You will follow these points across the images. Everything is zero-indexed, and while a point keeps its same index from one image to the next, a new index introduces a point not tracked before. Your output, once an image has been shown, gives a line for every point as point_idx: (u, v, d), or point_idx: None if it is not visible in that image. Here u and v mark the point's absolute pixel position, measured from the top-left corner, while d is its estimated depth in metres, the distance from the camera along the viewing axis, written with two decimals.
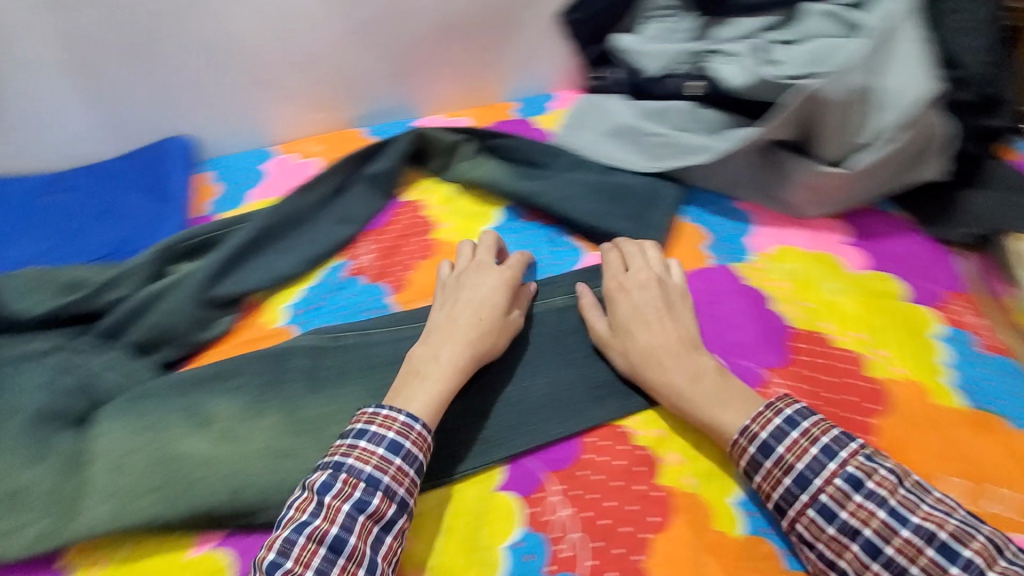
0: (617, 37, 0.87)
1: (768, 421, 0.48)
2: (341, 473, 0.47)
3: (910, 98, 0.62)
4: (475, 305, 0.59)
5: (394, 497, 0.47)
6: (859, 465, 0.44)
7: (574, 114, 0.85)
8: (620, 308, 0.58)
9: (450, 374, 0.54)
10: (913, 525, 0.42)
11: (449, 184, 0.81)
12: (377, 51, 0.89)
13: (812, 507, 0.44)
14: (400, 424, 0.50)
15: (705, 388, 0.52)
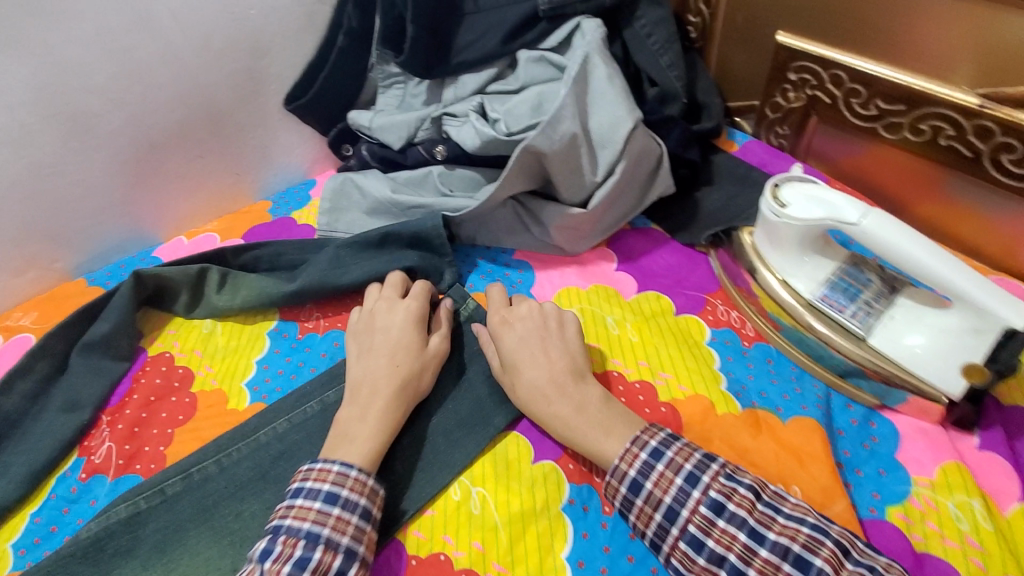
0: (353, 115, 0.84)
1: (635, 458, 0.48)
2: (280, 535, 0.45)
3: (624, 130, 0.65)
4: (391, 349, 0.58)
5: (338, 547, 0.45)
6: (720, 488, 0.46)
7: (330, 199, 0.80)
8: (505, 342, 0.58)
9: (384, 423, 0.53)
10: (769, 543, 0.43)
11: (202, 319, 0.71)
12: (77, 189, 0.75)
13: (681, 539, 0.45)
14: (336, 473, 0.48)
15: (593, 414, 0.52)
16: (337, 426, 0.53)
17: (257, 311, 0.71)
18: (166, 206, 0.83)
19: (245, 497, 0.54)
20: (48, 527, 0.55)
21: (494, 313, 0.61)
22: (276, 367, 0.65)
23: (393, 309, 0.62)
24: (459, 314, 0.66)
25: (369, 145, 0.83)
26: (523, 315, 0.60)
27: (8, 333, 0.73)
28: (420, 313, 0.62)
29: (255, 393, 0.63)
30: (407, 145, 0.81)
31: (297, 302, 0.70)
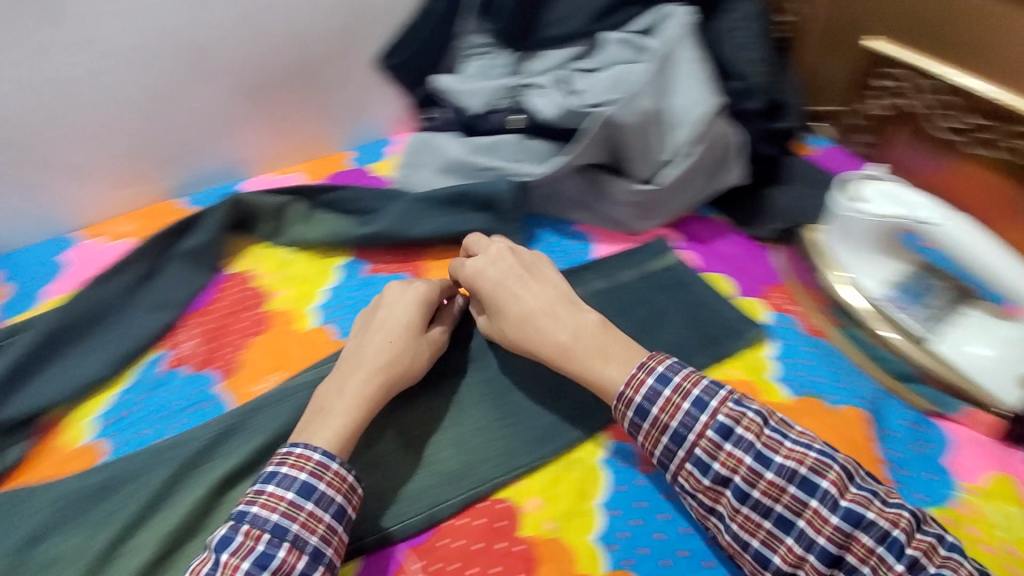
0: (436, 79, 0.86)
1: (641, 384, 0.50)
2: (242, 525, 0.44)
3: (699, 112, 0.69)
4: (387, 328, 0.57)
5: (305, 546, 0.44)
6: (729, 412, 0.47)
7: (410, 151, 0.84)
8: (484, 284, 0.60)
9: (363, 400, 0.52)
10: (776, 467, 0.45)
11: (283, 248, 0.76)
12: (185, 117, 0.82)
13: (688, 461, 0.47)
14: (315, 462, 0.47)
15: (590, 344, 0.54)
16: (313, 405, 0.52)
17: (331, 249, 0.75)
18: (257, 143, 0.89)
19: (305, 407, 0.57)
20: (133, 406, 0.60)
21: (455, 269, 0.63)
22: (345, 298, 0.70)
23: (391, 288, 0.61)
24: (663, 256, 0.70)
25: (450, 108, 0.87)
26: (493, 257, 0.62)
27: (113, 237, 0.81)
28: (431, 295, 0.61)
29: (325, 316, 0.68)
30: (486, 113, 0.83)
31: (370, 244, 0.73)
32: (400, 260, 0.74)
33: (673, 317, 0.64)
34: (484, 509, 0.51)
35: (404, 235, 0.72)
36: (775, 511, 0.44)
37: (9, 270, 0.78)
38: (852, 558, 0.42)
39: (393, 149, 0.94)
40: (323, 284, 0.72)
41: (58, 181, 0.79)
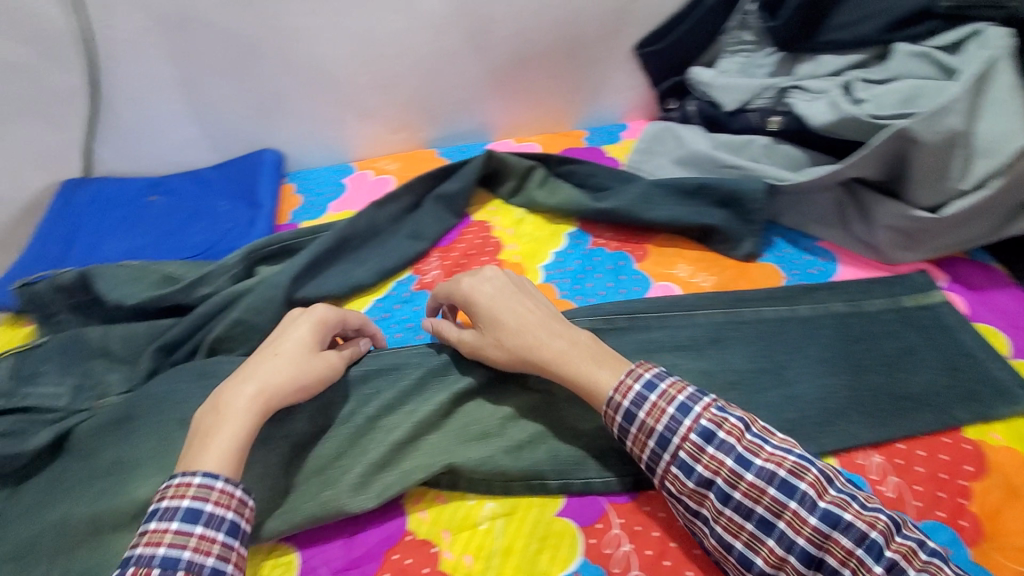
0: (696, 70, 0.87)
1: (630, 389, 0.50)
2: (129, 568, 0.40)
3: (1016, 143, 0.61)
4: (289, 345, 0.53)
5: (201, 570, 0.41)
6: (711, 417, 0.48)
7: (648, 137, 0.85)
8: (482, 298, 0.58)
9: (254, 413, 0.48)
10: (756, 469, 0.45)
11: (518, 207, 0.82)
12: (455, 79, 0.92)
13: (673, 465, 0.48)
14: (196, 487, 0.43)
15: (583, 355, 0.53)
16: (194, 424, 0.48)
17: (562, 217, 0.80)
18: (507, 110, 0.97)
19: None
20: (386, 312, 0.71)
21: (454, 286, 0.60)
22: (572, 264, 0.74)
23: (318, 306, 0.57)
24: (918, 293, 0.67)
25: (699, 102, 0.87)
26: (490, 275, 0.60)
27: (378, 172, 0.95)
28: (329, 319, 0.56)
29: (550, 276, 0.73)
30: (739, 110, 0.81)
31: (598, 218, 0.77)
32: (626, 239, 0.76)
33: (925, 356, 0.62)
34: None
35: (640, 215, 0.74)
36: (756, 512, 0.44)
37: (301, 185, 0.95)
38: (832, 561, 0.42)
39: (629, 133, 0.96)
40: (547, 248, 0.77)
41: (350, 120, 0.95)
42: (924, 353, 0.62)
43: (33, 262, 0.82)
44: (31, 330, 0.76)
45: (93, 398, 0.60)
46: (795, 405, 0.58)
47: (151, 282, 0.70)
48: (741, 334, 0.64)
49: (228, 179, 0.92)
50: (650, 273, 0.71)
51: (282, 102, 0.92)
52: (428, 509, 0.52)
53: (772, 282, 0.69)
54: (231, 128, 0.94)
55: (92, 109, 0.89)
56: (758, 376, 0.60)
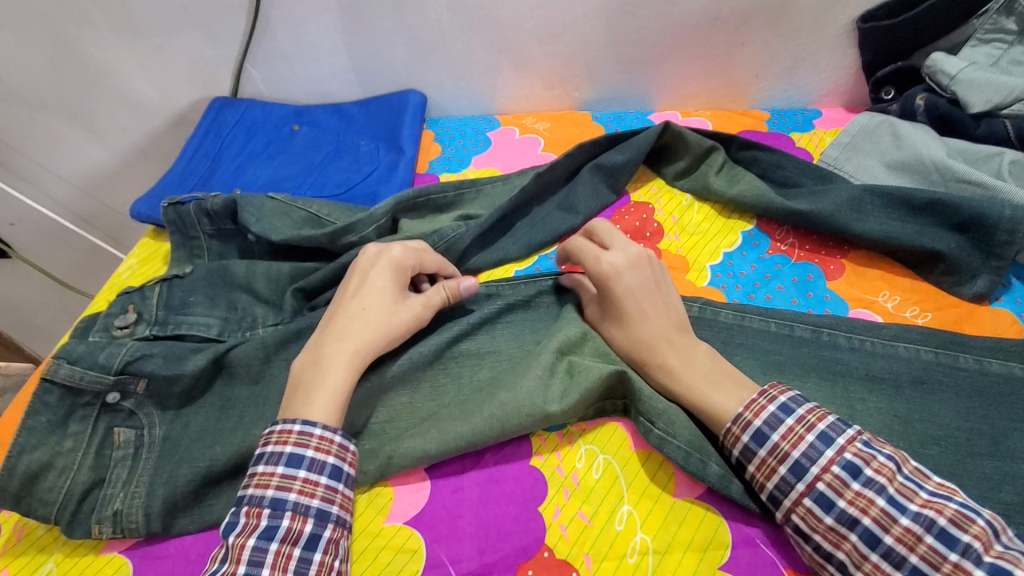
0: (939, 57, 0.70)
1: (762, 409, 0.44)
2: (242, 507, 0.43)
3: None
4: (368, 299, 0.52)
5: (307, 511, 0.43)
6: (857, 452, 0.41)
7: (855, 130, 0.71)
8: (614, 286, 0.53)
9: (343, 372, 0.48)
10: (912, 513, 0.38)
11: (684, 191, 0.72)
12: (629, 34, 0.81)
13: (807, 497, 0.41)
14: (297, 434, 0.45)
15: (699, 371, 0.48)
16: (296, 374, 0.49)
17: (737, 211, 0.69)
18: (678, 77, 0.85)
19: None
20: None
21: (589, 261, 0.55)
22: (747, 269, 0.64)
23: (394, 249, 0.56)
24: None
25: (932, 95, 0.71)
26: (634, 260, 0.54)
27: (525, 130, 0.87)
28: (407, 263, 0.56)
29: (718, 279, 0.64)
30: (987, 114, 0.67)
31: (783, 220, 0.66)
32: (816, 248, 0.64)
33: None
34: None
35: (845, 226, 0.62)
36: (909, 562, 0.37)
37: (441, 133, 0.89)
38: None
39: (823, 122, 0.81)
40: (715, 244, 0.67)
41: (505, 68, 0.87)
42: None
43: (180, 178, 0.82)
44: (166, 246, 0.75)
45: (242, 329, 0.59)
46: (1016, 484, 0.46)
47: (297, 220, 0.67)
48: (955, 381, 0.52)
49: (372, 118, 0.88)
50: (844, 294, 0.60)
51: (438, 41, 0.85)
52: (565, 525, 0.46)
53: (1010, 332, 0.56)
54: (381, 64, 0.89)
55: (251, 29, 0.87)
56: (971, 437, 0.49)
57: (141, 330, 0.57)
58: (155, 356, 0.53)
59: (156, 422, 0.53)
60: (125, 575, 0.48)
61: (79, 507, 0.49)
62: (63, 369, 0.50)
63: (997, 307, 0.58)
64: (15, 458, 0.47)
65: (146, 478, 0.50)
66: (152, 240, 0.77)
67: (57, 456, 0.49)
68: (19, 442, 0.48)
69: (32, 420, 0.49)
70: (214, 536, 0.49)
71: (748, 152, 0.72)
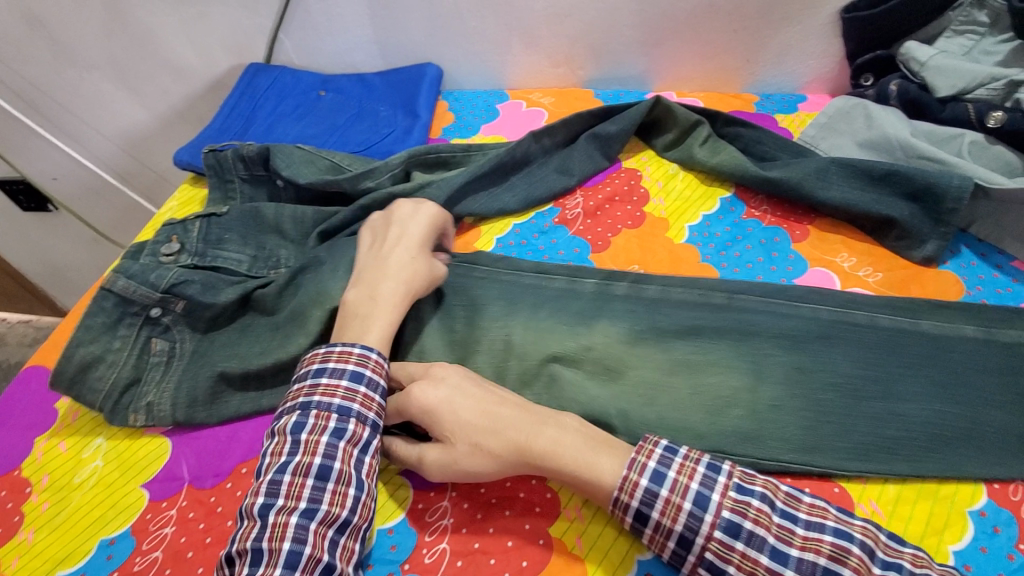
0: (911, 46, 0.77)
1: (636, 487, 0.43)
2: (312, 410, 0.48)
3: None
4: (381, 253, 0.59)
5: (366, 421, 0.49)
6: (733, 506, 0.41)
7: (828, 114, 0.78)
8: (443, 410, 0.48)
9: (399, 306, 0.56)
10: (795, 562, 0.39)
11: (671, 161, 0.79)
12: (631, 17, 0.88)
13: (700, 566, 0.42)
14: (357, 355, 0.51)
15: (576, 447, 0.46)
16: (349, 305, 0.55)
17: (718, 179, 0.76)
18: (676, 60, 0.92)
19: (680, 311, 0.60)
20: (523, 237, 0.72)
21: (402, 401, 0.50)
22: (722, 232, 0.71)
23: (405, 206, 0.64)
24: None
25: (905, 82, 0.77)
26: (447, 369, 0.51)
27: (531, 104, 0.94)
28: (440, 219, 0.64)
29: (694, 237, 0.70)
30: (952, 98, 0.72)
31: (758, 188, 0.72)
32: (786, 215, 0.71)
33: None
34: (818, 484, 0.50)
35: (810, 192, 0.68)
36: None
37: (455, 104, 0.96)
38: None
39: (806, 105, 0.88)
40: (694, 208, 0.74)
41: (515, 45, 0.95)
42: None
43: (217, 133, 0.90)
44: (204, 193, 0.84)
45: (268, 267, 0.67)
46: (901, 422, 0.51)
47: (320, 168, 0.75)
48: (854, 338, 0.56)
49: (392, 87, 0.95)
50: (806, 255, 0.67)
51: (456, 18, 0.93)
52: None
53: (954, 291, 0.62)
54: (403, 37, 0.97)
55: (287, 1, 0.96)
56: (865, 383, 0.53)
57: (184, 260, 0.65)
58: (195, 283, 0.61)
59: (187, 339, 0.61)
60: (165, 449, 0.57)
61: (119, 398, 0.58)
62: (120, 282, 0.59)
63: (945, 270, 0.64)
64: (73, 348, 0.57)
65: (172, 380, 0.59)
66: (192, 186, 0.85)
67: (107, 352, 0.58)
68: (77, 336, 0.57)
69: (91, 320, 0.58)
70: (239, 426, 0.58)
71: (733, 125, 0.78)
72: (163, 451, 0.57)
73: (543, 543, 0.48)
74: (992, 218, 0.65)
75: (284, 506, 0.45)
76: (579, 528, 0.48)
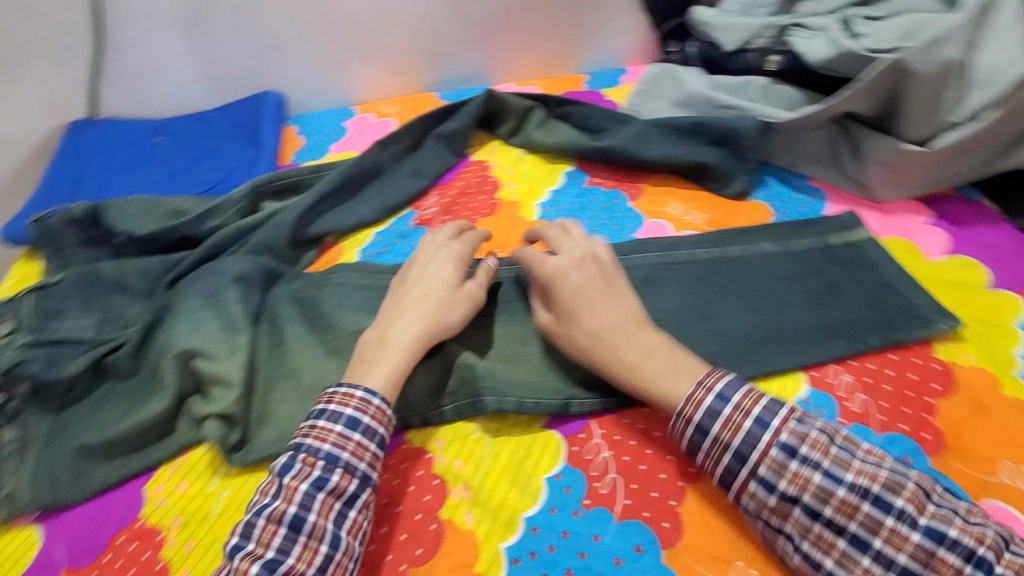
0: (698, 10, 0.86)
1: (700, 402, 0.48)
2: (301, 454, 0.48)
3: (1010, 75, 0.62)
4: (424, 279, 0.58)
5: (355, 472, 0.48)
6: (792, 432, 0.45)
7: (646, 80, 0.85)
8: (562, 288, 0.56)
9: (411, 343, 0.54)
10: (847, 484, 0.43)
11: (515, 147, 0.83)
12: (455, 18, 0.92)
13: (752, 481, 0.45)
14: (358, 398, 0.50)
15: (659, 364, 0.51)
16: (360, 345, 0.55)
17: (559, 156, 0.81)
18: (507, 52, 0.97)
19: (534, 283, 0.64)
20: (385, 244, 0.74)
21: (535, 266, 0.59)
22: (569, 204, 0.76)
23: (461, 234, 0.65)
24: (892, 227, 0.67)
25: (701, 42, 0.86)
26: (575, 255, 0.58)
27: (378, 115, 0.95)
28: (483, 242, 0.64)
29: (545, 213, 0.75)
30: (739, 50, 0.81)
31: (593, 158, 0.78)
32: (622, 179, 0.77)
33: (887, 270, 0.63)
34: None
35: (634, 153, 0.75)
36: (849, 530, 0.43)
37: (302, 127, 0.96)
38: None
39: (628, 77, 0.96)
40: (540, 187, 0.78)
41: (350, 61, 0.96)
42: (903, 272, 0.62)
43: (45, 200, 0.84)
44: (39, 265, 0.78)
45: (120, 326, 0.64)
46: (716, 338, 0.59)
47: (161, 216, 0.73)
48: (673, 274, 0.64)
49: (232, 121, 0.93)
50: (643, 211, 0.73)
51: (285, 42, 0.93)
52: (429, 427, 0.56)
53: (766, 217, 0.70)
54: (235, 69, 0.95)
55: (100, 50, 0.91)
56: (683, 312, 0.61)
57: (19, 339, 0.61)
58: (39, 360, 0.60)
59: (40, 421, 0.58)
60: (36, 538, 0.54)
61: None
62: None
63: (756, 201, 0.72)
64: None
65: (28, 467, 0.56)
66: (25, 262, 0.79)
67: None
68: None
69: None
70: (111, 497, 0.55)
71: (562, 104, 0.84)
72: (33, 541, 0.53)
73: (435, 527, 0.50)
74: (783, 148, 0.74)
75: (252, 552, 0.44)
76: (467, 504, 0.51)
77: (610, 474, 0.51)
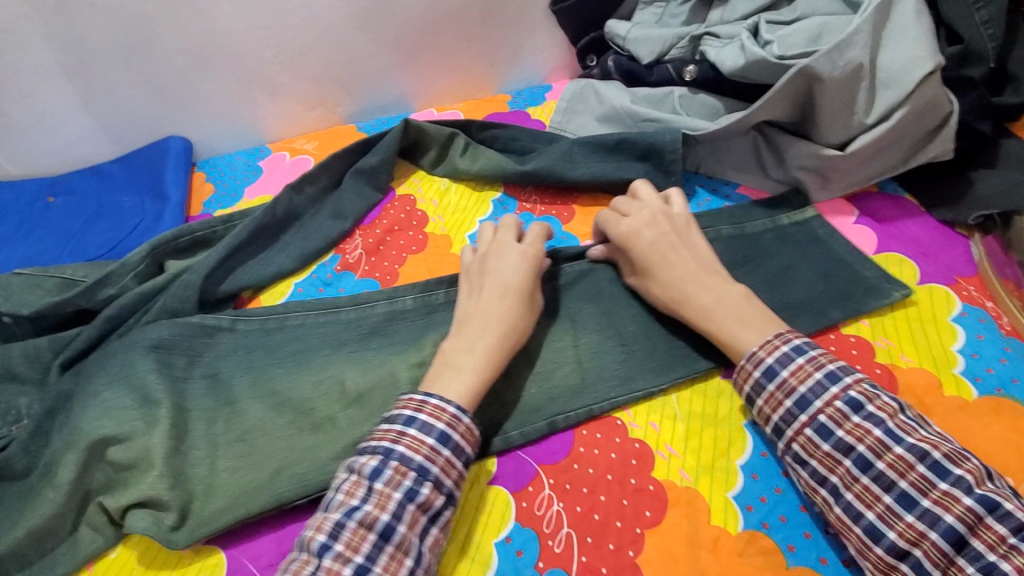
0: (612, 24, 0.85)
1: (776, 349, 0.50)
2: (392, 461, 0.45)
3: (919, 70, 0.62)
4: (504, 285, 0.56)
5: (442, 488, 0.46)
6: (862, 391, 0.47)
7: (567, 97, 0.83)
8: (636, 246, 0.59)
9: (493, 351, 0.52)
10: (907, 444, 0.44)
11: (440, 177, 0.80)
12: (367, 46, 0.88)
13: (809, 426, 0.47)
14: (449, 414, 0.48)
15: (727, 316, 0.53)
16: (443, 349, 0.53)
17: (486, 182, 0.78)
18: (426, 77, 0.94)
19: None
20: (308, 295, 0.69)
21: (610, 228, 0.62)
22: None
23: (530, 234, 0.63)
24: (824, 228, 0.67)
25: (618, 56, 0.85)
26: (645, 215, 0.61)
27: (295, 152, 0.90)
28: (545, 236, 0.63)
29: None
30: (656, 62, 0.81)
31: (522, 182, 0.76)
32: (554, 201, 0.75)
33: (823, 272, 0.63)
34: (622, 445, 0.53)
35: (563, 174, 0.73)
36: (898, 486, 0.43)
37: (212, 172, 0.89)
38: (978, 543, 0.40)
39: (551, 94, 0.94)
40: (469, 217, 0.75)
41: (260, 98, 0.90)
42: (841, 275, 0.62)
43: None
44: None
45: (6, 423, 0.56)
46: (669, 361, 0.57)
47: (49, 289, 0.65)
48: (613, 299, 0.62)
49: (133, 172, 0.86)
50: (577, 233, 0.71)
51: (186, 83, 0.86)
52: None
53: None
54: (133, 115, 0.88)
55: None
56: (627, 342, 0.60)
57: None
58: None
59: None
60: None
61: None
62: None
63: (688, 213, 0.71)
64: None
65: None
66: None
67: None
68: None
69: None
70: None
71: (486, 128, 0.81)
72: None
73: None
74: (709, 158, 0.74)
75: (341, 555, 0.42)
76: None
77: (562, 528, 0.49)
